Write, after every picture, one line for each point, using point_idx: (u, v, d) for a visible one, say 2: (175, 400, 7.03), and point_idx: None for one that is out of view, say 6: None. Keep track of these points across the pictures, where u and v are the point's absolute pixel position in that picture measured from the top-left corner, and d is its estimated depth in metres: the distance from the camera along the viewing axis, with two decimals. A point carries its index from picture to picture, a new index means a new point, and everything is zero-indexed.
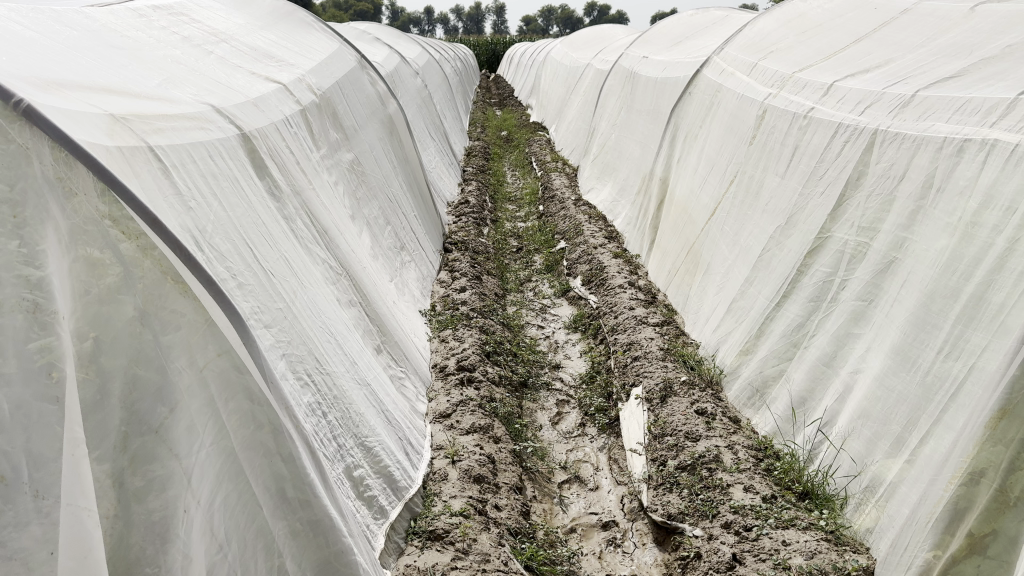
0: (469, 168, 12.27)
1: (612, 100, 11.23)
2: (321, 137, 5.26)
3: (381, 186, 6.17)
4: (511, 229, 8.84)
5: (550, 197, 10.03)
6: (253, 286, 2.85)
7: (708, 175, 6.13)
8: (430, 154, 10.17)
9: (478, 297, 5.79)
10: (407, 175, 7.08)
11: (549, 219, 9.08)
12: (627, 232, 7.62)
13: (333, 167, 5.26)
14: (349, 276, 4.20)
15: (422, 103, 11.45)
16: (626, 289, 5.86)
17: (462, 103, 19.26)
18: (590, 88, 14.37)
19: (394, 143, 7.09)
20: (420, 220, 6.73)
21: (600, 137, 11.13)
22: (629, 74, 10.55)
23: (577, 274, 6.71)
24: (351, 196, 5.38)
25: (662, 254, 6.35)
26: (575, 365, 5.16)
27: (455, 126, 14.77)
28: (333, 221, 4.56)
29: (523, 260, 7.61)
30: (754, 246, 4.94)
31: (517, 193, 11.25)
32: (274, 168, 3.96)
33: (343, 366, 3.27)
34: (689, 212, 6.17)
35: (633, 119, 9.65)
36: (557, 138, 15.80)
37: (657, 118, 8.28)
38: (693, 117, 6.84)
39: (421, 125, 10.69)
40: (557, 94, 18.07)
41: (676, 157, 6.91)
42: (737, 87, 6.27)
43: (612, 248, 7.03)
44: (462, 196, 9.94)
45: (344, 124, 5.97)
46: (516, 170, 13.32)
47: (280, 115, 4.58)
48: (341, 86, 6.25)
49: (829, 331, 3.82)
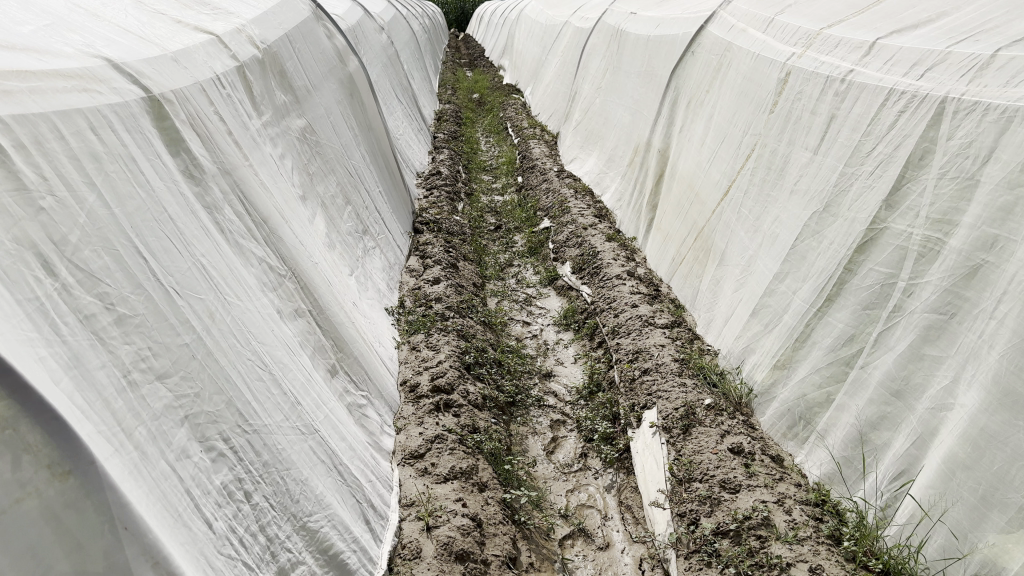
0: (440, 134, 11.38)
1: (596, 61, 10.33)
2: (265, 101, 4.36)
3: (339, 158, 5.29)
4: (487, 204, 8.02)
5: (530, 167, 9.23)
6: (144, 320, 2.00)
7: (719, 149, 5.34)
8: (397, 121, 9.24)
9: (455, 290, 4.97)
10: (372, 145, 6.18)
11: (529, 193, 8.25)
12: (619, 211, 6.83)
13: (281, 139, 4.37)
14: (298, 280, 3.36)
15: (387, 62, 10.44)
16: (626, 280, 5.06)
17: (431, 64, 18.26)
18: (568, 48, 13.46)
19: (355, 108, 6.17)
20: (386, 196, 5.86)
21: (583, 102, 10.27)
22: (615, 33, 9.69)
23: (566, 259, 5.93)
24: (302, 174, 4.51)
25: (664, 240, 5.57)
26: (569, 374, 4.38)
27: (424, 88, 13.82)
28: (282, 207, 3.70)
29: (502, 242, 6.83)
30: (783, 236, 4.18)
31: (493, 163, 10.37)
32: (196, 143, 3.08)
33: (280, 414, 2.41)
34: (697, 192, 5.39)
35: (622, 83, 8.79)
36: (533, 101, 14.96)
37: (651, 81, 7.45)
38: (698, 80, 6.03)
39: (387, 88, 9.71)
40: (532, 55, 17.09)
41: (677, 126, 6.09)
42: (751, 45, 5.45)
43: (605, 229, 6.22)
44: (433, 165, 9.08)
45: (295, 86, 5.05)
46: (490, 137, 12.43)
47: (208, 73, 3.67)
48: (292, 39, 5.31)
49: (894, 349, 3.09)
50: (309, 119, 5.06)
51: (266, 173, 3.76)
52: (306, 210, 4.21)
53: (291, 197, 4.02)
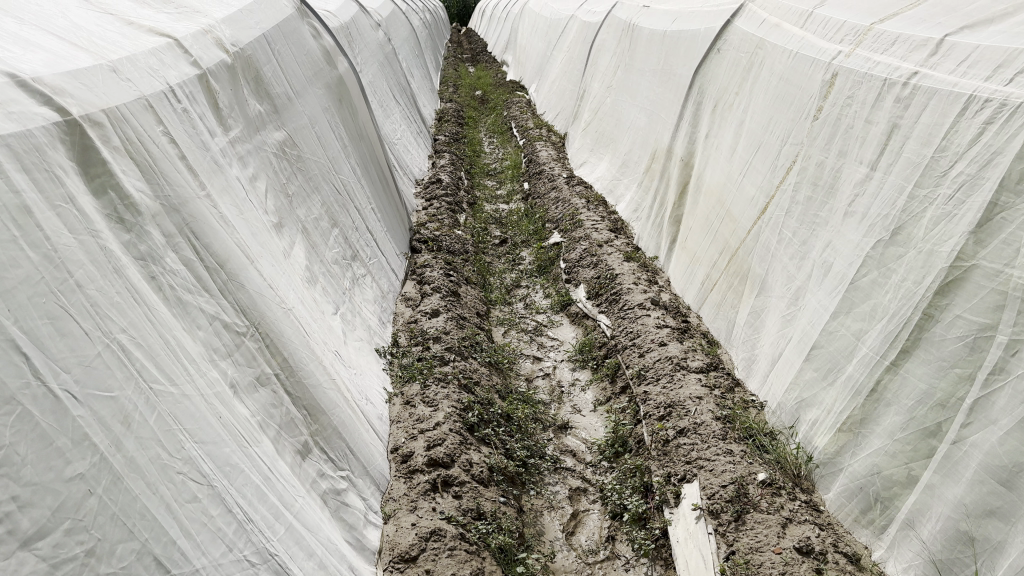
0: (441, 136, 10.79)
1: (606, 57, 9.71)
2: (235, 113, 3.77)
3: (325, 174, 4.69)
4: (492, 215, 7.42)
5: (537, 172, 8.65)
6: (13, 459, 1.53)
7: (753, 160, 4.73)
8: (394, 125, 8.64)
9: (456, 324, 4.37)
10: (364, 155, 5.58)
11: (537, 202, 7.64)
12: (636, 224, 6.22)
13: (255, 157, 3.79)
14: (267, 335, 2.78)
15: (384, 62, 9.82)
16: (651, 310, 4.45)
17: (432, 61, 17.66)
18: (576, 43, 12.80)
19: (345, 115, 5.56)
20: (379, 212, 5.26)
21: (592, 101, 9.65)
22: (626, 28, 9.07)
23: (580, 281, 5.32)
24: (281, 197, 3.92)
25: (691, 261, 4.97)
26: (589, 426, 3.78)
27: (424, 86, 13.22)
28: (252, 243, 3.13)
29: (509, 260, 6.23)
30: (839, 267, 3.58)
31: (497, 167, 9.75)
32: (135, 174, 2.51)
33: (222, 546, 1.89)
34: (728, 208, 4.79)
35: (636, 82, 8.16)
36: (538, 99, 14.36)
37: (670, 81, 6.82)
38: (725, 81, 5.42)
39: (383, 90, 9.10)
40: (537, 51, 16.43)
41: (703, 133, 5.48)
42: (787, 43, 4.84)
43: (622, 246, 5.61)
44: (433, 172, 8.49)
45: (273, 94, 4.45)
46: (494, 138, 11.81)
47: (160, 85, 3.08)
48: (269, 40, 4.70)
49: (998, 425, 2.49)
50: (290, 130, 4.47)
51: (234, 202, 3.18)
52: (284, 240, 3.62)
53: (267, 226, 3.44)
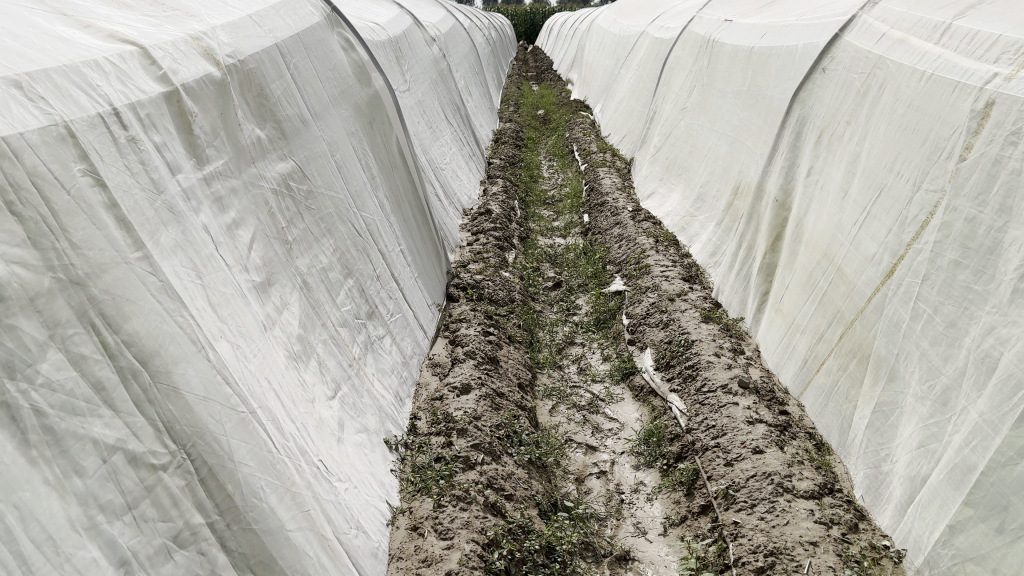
0: (496, 159, 10.03)
1: (680, 77, 8.81)
2: (219, 141, 3.01)
3: (343, 212, 3.90)
4: (546, 252, 6.57)
5: (599, 202, 7.80)
6: None
7: (875, 208, 3.76)
8: (442, 148, 7.88)
9: (491, 404, 3.50)
10: (398, 186, 4.79)
11: (598, 240, 6.74)
12: (715, 275, 5.27)
13: (242, 198, 3.02)
14: (206, 461, 1.97)
15: (436, 79, 9.10)
16: (738, 394, 3.51)
17: (493, 78, 17.00)
18: (645, 62, 11.91)
19: (377, 138, 4.78)
20: (410, 256, 4.45)
21: (664, 125, 8.74)
22: (705, 44, 8.16)
23: (646, 344, 4.40)
24: (277, 245, 3.14)
25: (789, 331, 4.00)
26: (657, 561, 2.85)
27: (482, 105, 12.53)
28: (211, 318, 2.33)
29: (562, 309, 5.35)
30: (1011, 368, 2.59)
31: (555, 197, 8.90)
32: (9, 236, 1.74)
33: None
34: (841, 267, 3.82)
35: (716, 106, 7.22)
36: (604, 120, 13.51)
37: (759, 108, 5.89)
38: (832, 107, 4.47)
39: (433, 110, 8.36)
40: (603, 69, 15.59)
41: (802, 170, 4.51)
42: (917, 61, 3.88)
43: (699, 301, 4.67)
44: (483, 201, 7.71)
45: (281, 116, 3.69)
46: (554, 162, 10.98)
47: (97, 106, 2.33)
48: (283, 52, 3.95)
49: None
50: (300, 160, 3.69)
51: (192, 262, 2.40)
52: (270, 306, 2.83)
53: (244, 290, 2.66)
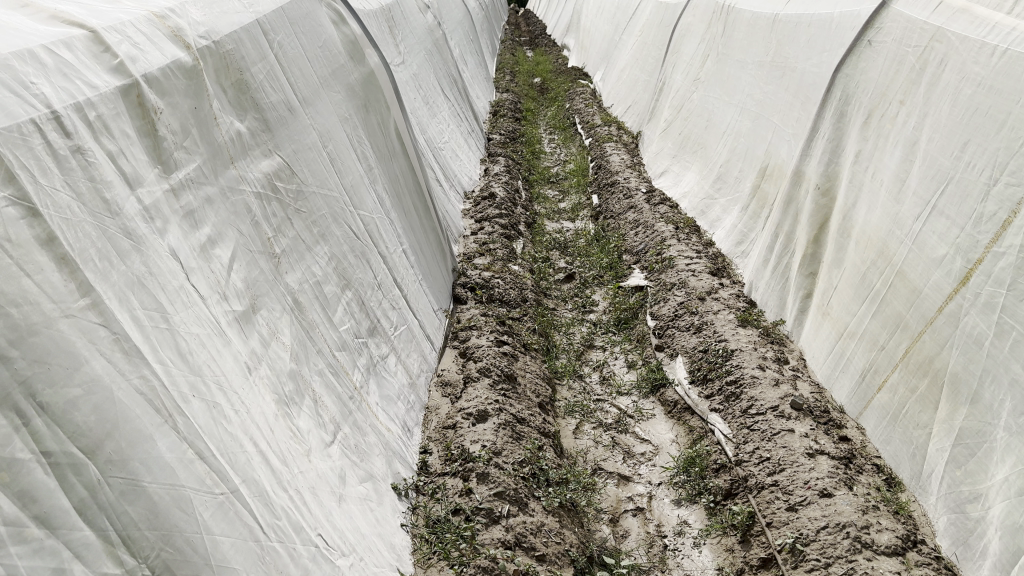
0: (495, 135, 9.53)
1: (691, 45, 8.30)
2: (190, 142, 2.54)
3: (338, 213, 3.44)
4: (555, 240, 6.12)
5: (608, 182, 7.39)
6: None
7: (941, 202, 3.32)
8: (440, 126, 7.38)
9: (511, 433, 3.08)
10: (398, 177, 4.32)
11: (611, 225, 6.28)
12: (745, 270, 4.84)
13: (219, 208, 2.56)
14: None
15: (431, 50, 8.56)
16: (791, 418, 3.09)
17: (488, 45, 16.37)
18: (650, 29, 11.35)
19: (374, 124, 4.30)
20: (413, 257, 4.01)
21: (674, 97, 8.24)
22: (719, 11, 7.64)
23: (677, 351, 3.97)
24: (263, 262, 2.69)
25: (842, 342, 3.59)
26: None
27: (478, 76, 11.97)
28: (181, 372, 1.89)
29: (579, 307, 4.92)
30: None
31: (560, 176, 8.41)
32: None
33: None
34: (902, 270, 3.39)
35: (734, 79, 6.72)
36: (604, 89, 12.98)
37: (788, 83, 5.41)
38: (880, 84, 3.99)
39: (429, 85, 7.84)
40: (602, 36, 15.00)
41: (848, 155, 4.06)
42: (984, 34, 3.40)
43: (732, 300, 4.24)
44: (485, 183, 7.25)
45: (265, 105, 3.21)
46: (556, 137, 10.47)
47: (28, 111, 1.86)
48: (263, 29, 3.45)
49: None
50: (286, 155, 3.22)
51: (157, 300, 1.96)
52: (256, 340, 2.39)
53: (224, 326, 2.21)
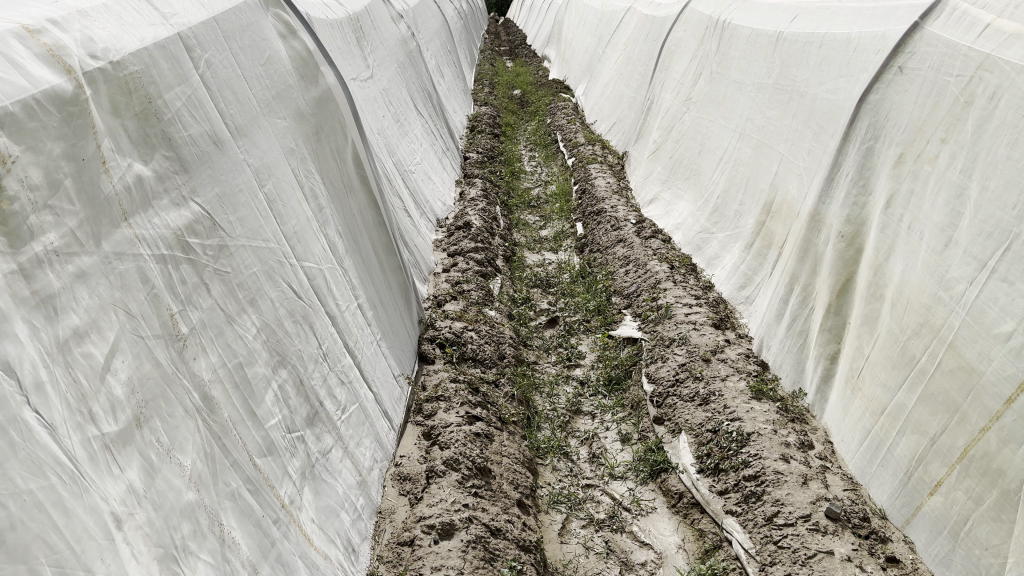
0: (472, 152, 8.96)
1: (682, 62, 7.78)
2: (59, 201, 1.93)
3: (275, 269, 2.83)
4: (536, 277, 5.54)
5: (593, 210, 6.84)
6: None
7: (1003, 266, 2.74)
8: (410, 146, 6.78)
9: (483, 554, 2.49)
10: (357, 215, 3.70)
11: (597, 260, 5.71)
12: (752, 321, 4.28)
13: (98, 287, 1.96)
14: None
15: (404, 62, 7.94)
16: (829, 535, 2.58)
17: (466, 54, 15.80)
18: (636, 42, 10.83)
19: (330, 153, 3.68)
20: (371, 314, 3.40)
21: (664, 117, 7.72)
22: (714, 26, 7.13)
23: (680, 425, 3.39)
24: (162, 352, 2.08)
25: (880, 426, 3.03)
26: None
27: (455, 88, 11.39)
28: None
29: (563, 359, 4.32)
30: None
31: (541, 200, 7.84)
32: None
33: None
34: (954, 345, 2.83)
35: (732, 100, 6.19)
36: (587, 103, 12.46)
37: (796, 110, 4.89)
38: (916, 117, 3.43)
39: (400, 100, 7.23)
40: (584, 47, 14.49)
41: (877, 199, 3.51)
42: None
43: (742, 362, 3.68)
44: (460, 209, 6.66)
45: (183, 139, 2.59)
46: (536, 155, 9.91)
47: None
48: (185, 44, 2.82)
49: None
50: (208, 202, 2.60)
51: None
52: (136, 471, 1.80)
53: (81, 465, 1.67)
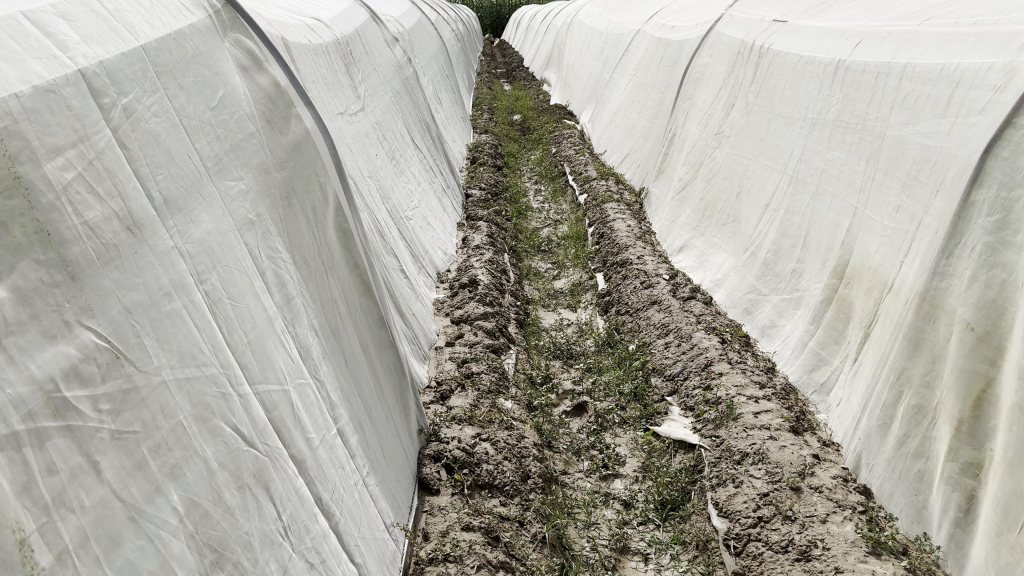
0: (474, 189, 8.15)
1: (709, 91, 7.00)
2: None
3: (216, 408, 1.98)
4: (556, 348, 4.68)
5: (614, 259, 6.01)
6: None
7: None
8: (406, 187, 5.94)
9: None
10: (339, 301, 2.85)
11: (627, 325, 4.86)
12: (842, 424, 3.41)
13: None
14: None
15: (399, 91, 7.13)
16: None
17: (463, 78, 15.06)
18: (648, 68, 10.07)
19: (308, 220, 2.83)
20: (356, 442, 2.53)
21: (689, 152, 6.93)
22: (749, 53, 6.37)
23: None
24: None
25: None
26: None
27: (453, 116, 10.61)
28: None
29: (599, 466, 3.45)
30: None
31: (553, 244, 7.01)
32: None
33: None
34: None
35: (777, 137, 5.39)
36: (593, 131, 11.70)
37: (872, 154, 4.08)
38: None
39: (395, 134, 6.39)
40: (588, 71, 13.77)
41: (1018, 281, 2.68)
42: None
43: (845, 495, 2.86)
44: (464, 260, 5.81)
45: (76, 231, 1.74)
46: (543, 190, 9.12)
47: None
48: (88, 87, 1.98)
49: None
50: (110, 321, 1.76)
51: None
52: None
53: None
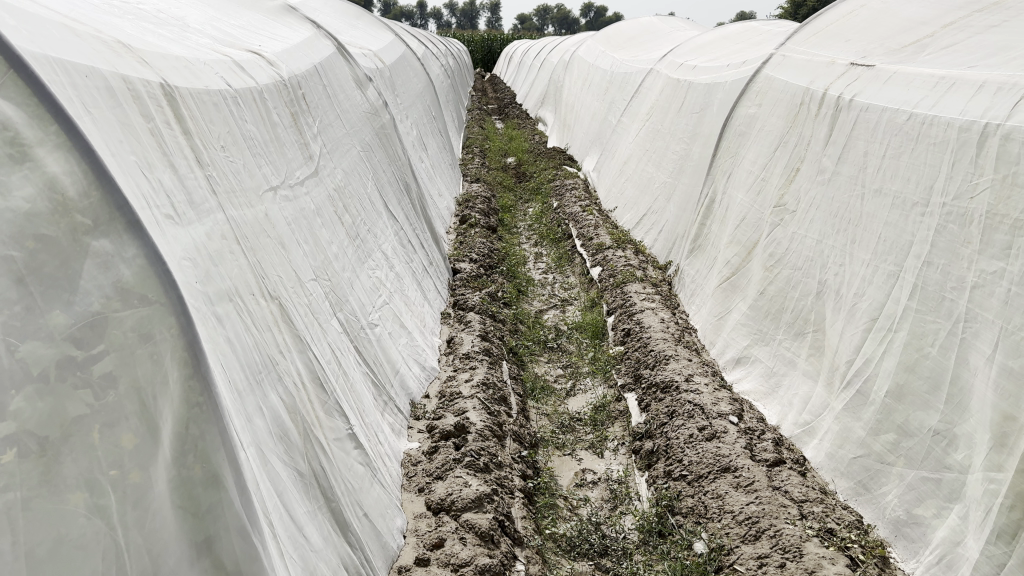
0: (464, 259, 6.69)
1: (760, 148, 5.62)
2: None
3: None
4: (583, 544, 3.14)
5: (647, 374, 4.52)
6: None
7: None
8: (373, 276, 4.43)
9: None
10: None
11: (683, 500, 3.35)
12: None
13: None
14: None
15: (371, 143, 5.68)
16: None
17: (453, 116, 13.72)
18: (667, 112, 8.68)
19: (148, 457, 1.75)
20: None
21: (734, 226, 5.51)
22: (820, 106, 5.00)
23: None
24: None
25: None
26: None
27: (440, 163, 9.19)
28: None
29: None
30: None
31: (563, 338, 5.51)
32: None
33: None
34: None
35: (884, 225, 3.95)
36: (600, 181, 10.30)
37: None
38: None
39: (362, 201, 4.93)
40: (591, 111, 12.41)
41: None
42: None
43: None
44: (449, 377, 4.29)
45: None
46: (545, 257, 7.66)
47: None
48: None
49: None
50: None
51: None
52: None
53: None
